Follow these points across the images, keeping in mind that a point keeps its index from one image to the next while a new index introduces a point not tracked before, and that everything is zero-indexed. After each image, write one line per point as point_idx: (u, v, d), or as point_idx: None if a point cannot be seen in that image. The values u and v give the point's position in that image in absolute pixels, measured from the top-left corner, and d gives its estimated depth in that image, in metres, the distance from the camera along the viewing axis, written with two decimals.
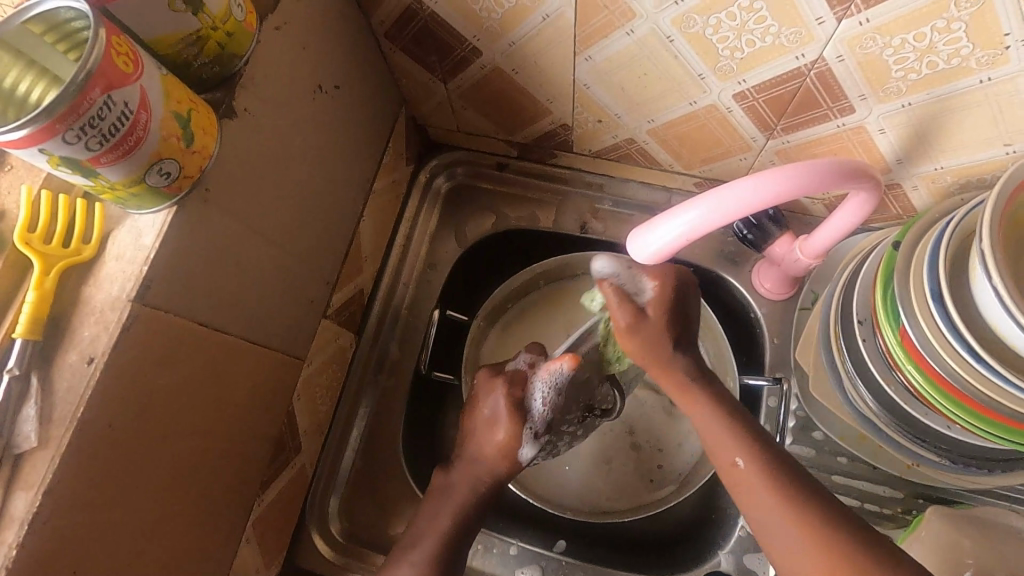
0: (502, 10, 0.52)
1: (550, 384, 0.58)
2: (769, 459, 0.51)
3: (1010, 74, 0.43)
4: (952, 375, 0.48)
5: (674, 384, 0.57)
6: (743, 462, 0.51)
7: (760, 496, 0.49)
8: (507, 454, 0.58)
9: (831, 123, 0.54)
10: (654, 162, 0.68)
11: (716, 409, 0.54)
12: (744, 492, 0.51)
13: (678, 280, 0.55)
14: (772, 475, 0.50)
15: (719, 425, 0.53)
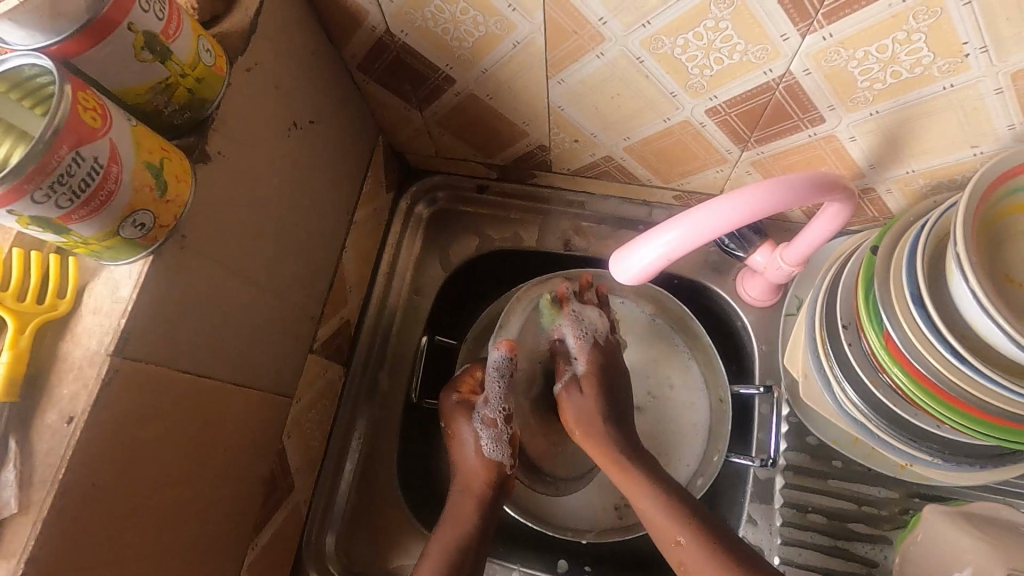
0: (473, 38, 0.52)
1: (497, 372, 0.62)
2: (706, 528, 0.55)
3: (971, 80, 0.44)
4: (936, 375, 0.48)
5: (609, 463, 0.61)
6: (682, 537, 0.55)
7: (693, 558, 0.55)
8: (474, 451, 0.62)
9: (803, 134, 0.55)
10: (632, 178, 0.69)
11: (659, 491, 0.58)
12: (688, 569, 0.55)
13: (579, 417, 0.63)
14: (713, 555, 0.54)
15: (653, 499, 0.57)
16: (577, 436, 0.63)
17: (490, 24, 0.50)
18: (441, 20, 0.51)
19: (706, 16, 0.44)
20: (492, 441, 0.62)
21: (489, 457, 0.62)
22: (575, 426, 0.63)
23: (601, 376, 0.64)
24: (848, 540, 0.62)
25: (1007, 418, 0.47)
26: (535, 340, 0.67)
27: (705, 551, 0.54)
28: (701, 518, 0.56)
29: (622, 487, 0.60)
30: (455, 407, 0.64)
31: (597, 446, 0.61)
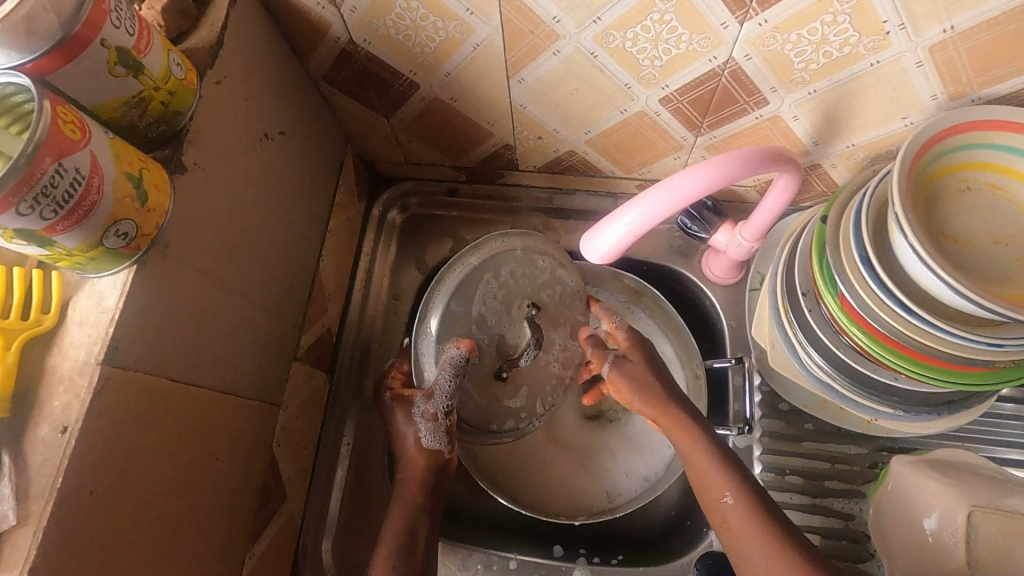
0: (434, 43, 0.54)
1: (449, 371, 0.53)
2: (759, 500, 0.51)
3: (894, 55, 0.48)
4: (890, 329, 0.52)
5: (671, 422, 0.58)
6: (732, 502, 0.52)
7: (744, 537, 0.50)
8: (413, 440, 0.60)
9: (750, 116, 0.58)
10: (596, 171, 0.72)
11: (713, 446, 0.56)
12: (736, 531, 0.51)
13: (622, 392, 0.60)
14: (762, 517, 0.50)
15: (710, 463, 0.54)
16: (635, 406, 0.60)
17: (450, 28, 0.52)
18: (402, 27, 0.53)
19: (652, 9, 0.47)
20: (430, 433, 0.58)
21: (426, 446, 0.59)
22: (630, 393, 0.60)
23: (645, 349, 0.62)
24: (825, 497, 0.65)
25: (956, 363, 0.51)
26: (466, 325, 0.56)
27: (750, 514, 0.51)
28: (753, 485, 0.53)
29: (682, 450, 0.56)
30: (393, 403, 0.62)
31: (642, 402, 0.60)
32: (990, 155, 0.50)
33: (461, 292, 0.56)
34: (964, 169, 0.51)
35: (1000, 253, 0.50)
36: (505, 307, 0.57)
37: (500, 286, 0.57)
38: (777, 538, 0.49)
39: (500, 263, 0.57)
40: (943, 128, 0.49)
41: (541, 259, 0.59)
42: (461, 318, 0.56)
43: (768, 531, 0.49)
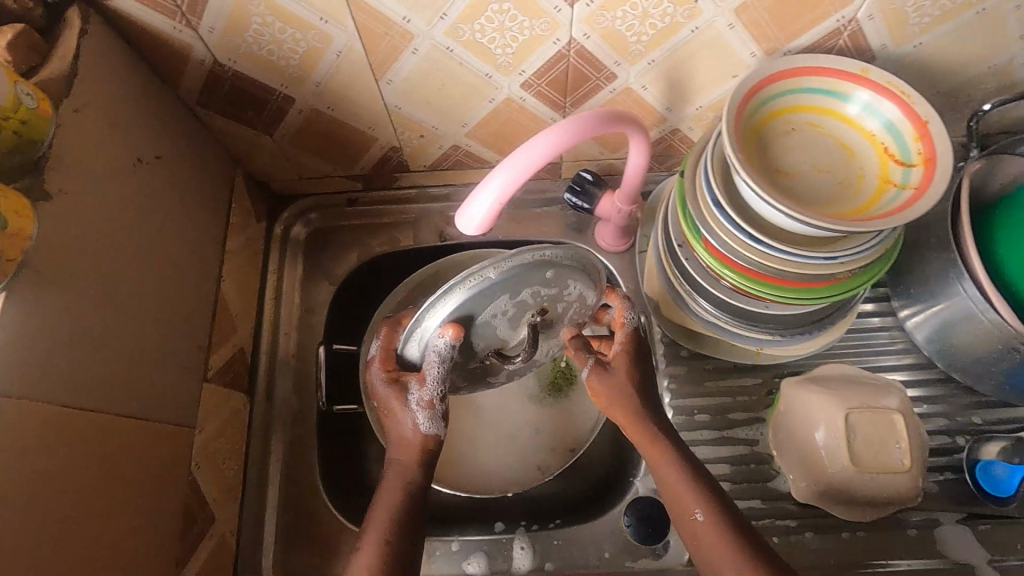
0: (298, 54, 0.57)
1: (436, 359, 0.52)
2: (728, 517, 0.55)
3: (708, 21, 0.55)
4: (749, 261, 0.58)
5: (642, 436, 0.59)
6: (703, 516, 0.55)
7: (714, 549, 0.54)
8: (410, 428, 0.56)
9: (604, 91, 0.64)
10: (483, 162, 0.76)
11: (679, 459, 0.58)
12: (705, 547, 0.55)
13: (606, 395, 0.60)
14: (734, 535, 0.54)
15: (685, 481, 0.57)
16: (608, 410, 0.61)
17: (309, 38, 0.55)
18: (263, 42, 0.55)
19: (490, 0, 0.52)
20: (429, 421, 0.56)
21: (423, 432, 0.56)
22: (608, 399, 0.60)
23: (634, 351, 0.61)
24: (732, 428, 0.71)
25: (808, 281, 0.57)
26: (468, 328, 0.53)
27: (720, 532, 0.54)
28: (720, 500, 0.56)
29: (652, 459, 0.59)
30: (386, 388, 0.56)
31: (618, 408, 0.60)
32: (803, 97, 0.57)
33: (468, 305, 0.50)
34: (788, 112, 0.58)
35: (824, 180, 0.57)
36: (517, 313, 0.53)
37: (513, 299, 0.52)
38: (735, 550, 0.53)
39: (519, 285, 0.50)
40: (761, 79, 0.56)
41: (552, 274, 0.51)
42: (463, 322, 0.52)
43: (736, 543, 0.54)
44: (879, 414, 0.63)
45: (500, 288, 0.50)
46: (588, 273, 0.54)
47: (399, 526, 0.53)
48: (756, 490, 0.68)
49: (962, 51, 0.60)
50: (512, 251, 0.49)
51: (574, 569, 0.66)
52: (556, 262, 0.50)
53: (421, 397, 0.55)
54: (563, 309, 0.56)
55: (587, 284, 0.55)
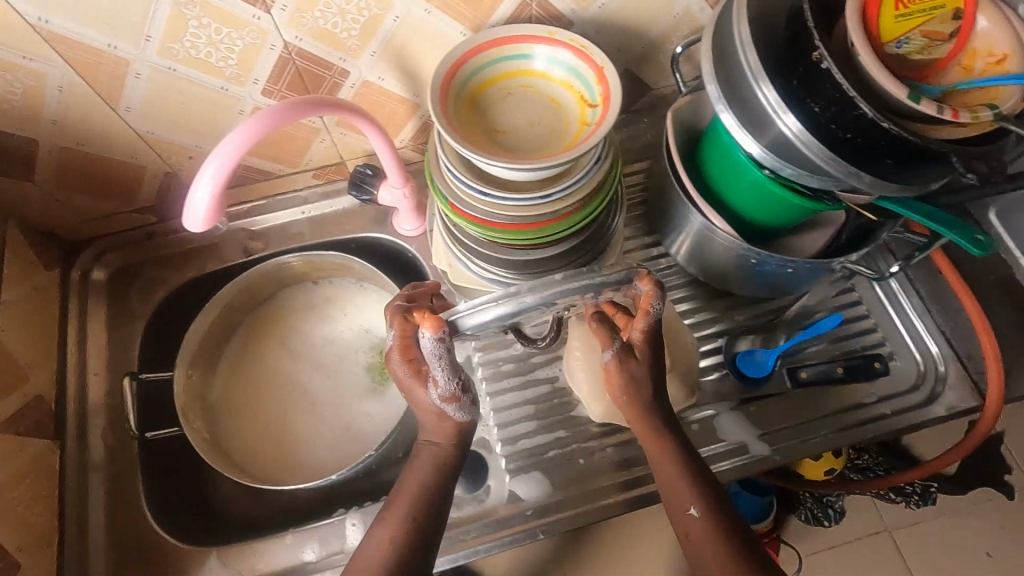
0: (18, 95, 0.59)
1: (438, 357, 0.55)
2: (718, 515, 0.58)
3: (403, 10, 0.62)
4: (489, 213, 0.66)
5: (643, 429, 0.63)
6: (707, 516, 0.58)
7: (704, 548, 0.56)
8: (433, 399, 0.59)
9: (346, 87, 0.69)
10: (267, 174, 0.80)
11: (680, 453, 0.62)
12: (697, 545, 0.57)
13: (619, 381, 0.62)
14: (727, 537, 0.56)
15: (682, 477, 0.60)
16: (621, 401, 0.63)
17: (21, 78, 0.57)
18: None
19: (186, 17, 0.56)
20: (459, 409, 0.60)
21: (456, 419, 0.60)
22: (624, 395, 0.62)
23: (655, 341, 0.62)
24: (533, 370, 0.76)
25: (543, 221, 0.66)
26: (482, 330, 0.55)
27: (710, 530, 0.57)
28: (712, 493, 0.59)
29: (650, 452, 0.63)
30: (411, 378, 0.58)
31: (630, 402, 0.63)
32: (512, 64, 0.65)
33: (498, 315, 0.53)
34: (502, 79, 0.65)
35: (538, 132, 0.64)
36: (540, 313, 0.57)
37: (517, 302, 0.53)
38: (727, 549, 0.55)
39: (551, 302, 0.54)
40: (468, 51, 0.63)
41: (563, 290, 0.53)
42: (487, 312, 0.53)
43: (729, 554, 0.55)
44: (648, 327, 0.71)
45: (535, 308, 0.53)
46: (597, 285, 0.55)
47: (408, 538, 0.56)
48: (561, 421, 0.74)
49: (640, 6, 0.70)
50: (556, 282, 0.53)
51: None
52: (603, 286, 0.55)
53: (445, 390, 0.58)
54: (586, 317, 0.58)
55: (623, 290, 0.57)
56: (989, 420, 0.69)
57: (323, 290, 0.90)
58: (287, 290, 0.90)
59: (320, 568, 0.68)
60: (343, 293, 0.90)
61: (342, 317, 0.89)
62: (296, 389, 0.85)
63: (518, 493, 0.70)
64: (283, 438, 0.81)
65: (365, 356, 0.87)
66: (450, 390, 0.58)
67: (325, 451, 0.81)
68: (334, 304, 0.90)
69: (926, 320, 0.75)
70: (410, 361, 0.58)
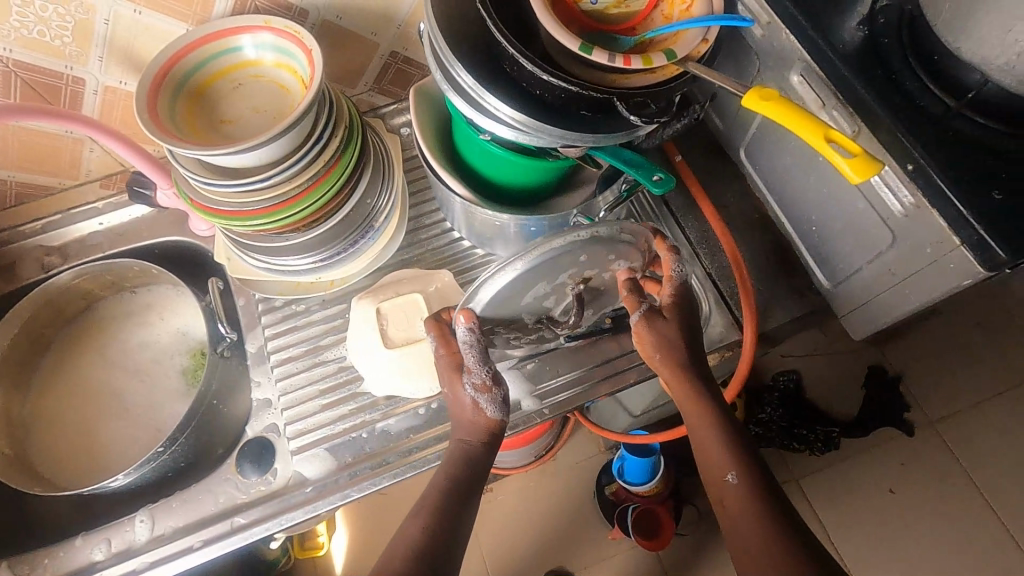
0: None
1: (469, 345, 0.63)
2: (760, 483, 0.59)
3: (109, 12, 0.63)
4: (228, 203, 0.66)
5: (684, 395, 0.65)
6: (742, 476, 0.60)
7: (745, 531, 0.57)
8: (469, 398, 0.65)
9: (89, 94, 0.71)
10: (47, 187, 0.81)
11: (716, 420, 0.64)
12: (730, 509, 0.59)
13: (651, 346, 0.65)
14: (762, 502, 0.58)
15: (716, 439, 0.62)
16: (657, 362, 0.66)
17: None
18: None
19: None
20: (490, 403, 0.65)
21: (486, 411, 0.65)
22: (657, 352, 0.65)
23: (682, 303, 0.66)
24: (321, 354, 0.79)
25: (284, 204, 0.67)
26: (510, 300, 0.63)
27: (746, 497, 0.59)
28: (749, 460, 0.61)
29: (690, 420, 0.65)
30: (447, 372, 0.65)
31: (667, 361, 0.65)
32: (235, 56, 0.66)
33: (530, 276, 0.60)
34: (228, 71, 0.67)
35: (262, 118, 0.67)
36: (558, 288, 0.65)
37: (551, 283, 0.64)
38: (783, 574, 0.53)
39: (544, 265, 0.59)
40: (184, 47, 0.63)
41: (607, 252, 0.62)
42: (510, 300, 0.63)
43: (760, 513, 0.57)
44: (404, 300, 0.76)
45: (530, 269, 0.59)
46: (630, 252, 0.64)
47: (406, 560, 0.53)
48: (348, 397, 0.76)
49: None
50: (537, 246, 0.58)
51: (187, 523, 0.71)
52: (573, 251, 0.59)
53: (476, 379, 0.64)
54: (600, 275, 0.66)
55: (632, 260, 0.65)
56: (747, 351, 0.72)
57: (139, 297, 0.91)
58: (99, 302, 0.90)
59: (106, 566, 0.69)
60: (157, 299, 0.91)
61: (155, 323, 0.90)
62: (106, 396, 0.85)
63: (303, 473, 0.73)
64: (92, 448, 0.82)
65: (180, 360, 0.88)
66: (477, 363, 0.64)
67: (135, 456, 0.82)
68: (147, 311, 0.90)
69: (695, 265, 0.78)
70: (472, 364, 0.64)
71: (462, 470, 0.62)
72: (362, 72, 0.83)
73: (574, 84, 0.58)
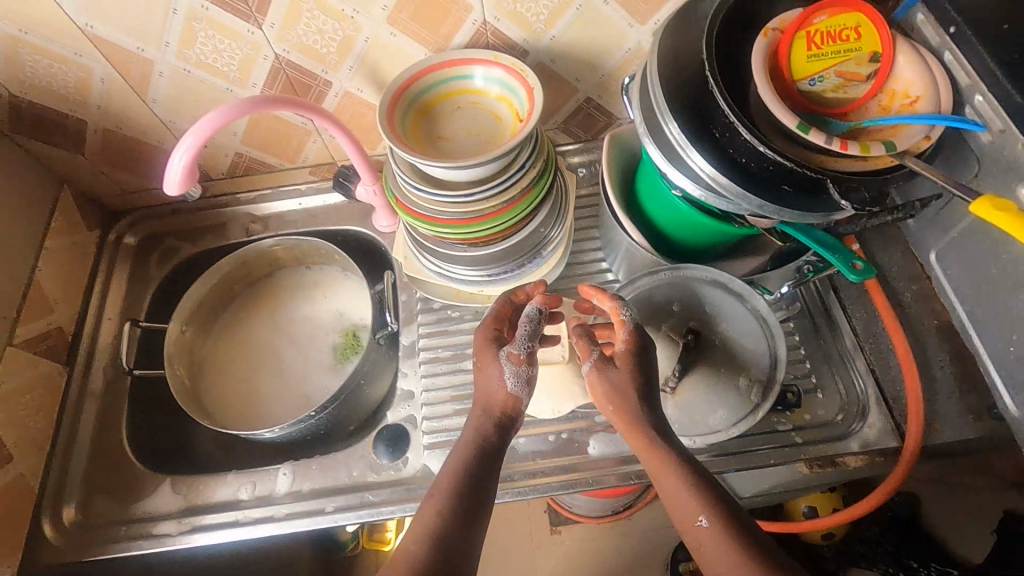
0: (72, 83, 0.75)
1: (526, 321, 0.66)
2: (732, 523, 0.52)
3: (372, 32, 0.73)
4: (428, 209, 0.73)
5: (640, 443, 0.59)
6: (706, 521, 0.52)
7: (717, 557, 0.51)
8: (497, 384, 0.65)
9: (331, 95, 0.82)
10: (270, 167, 0.93)
11: (678, 463, 0.56)
12: (704, 553, 0.52)
13: (604, 387, 0.62)
14: (730, 545, 0.51)
15: (682, 485, 0.55)
16: (608, 411, 0.62)
17: (76, 71, 0.73)
18: (43, 74, 0.73)
19: (197, 30, 0.71)
20: (513, 377, 0.64)
21: (512, 390, 0.64)
22: (607, 402, 0.62)
23: (636, 353, 0.63)
24: (464, 362, 0.84)
25: (476, 219, 0.73)
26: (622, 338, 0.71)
27: (719, 544, 0.51)
28: (721, 502, 0.54)
29: (649, 466, 0.58)
30: (482, 354, 0.67)
31: (615, 406, 0.61)
32: (462, 83, 0.74)
33: (635, 308, 0.72)
34: (455, 95, 0.75)
35: (474, 140, 0.74)
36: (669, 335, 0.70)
37: (654, 328, 0.71)
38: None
39: (647, 299, 0.72)
40: (422, 70, 0.71)
41: (708, 304, 0.71)
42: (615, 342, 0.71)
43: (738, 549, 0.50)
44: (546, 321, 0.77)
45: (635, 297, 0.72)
46: (736, 315, 0.70)
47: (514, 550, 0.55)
48: None
49: (591, 39, 0.78)
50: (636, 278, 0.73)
51: (323, 487, 0.77)
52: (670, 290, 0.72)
53: (512, 356, 0.65)
54: (711, 336, 0.69)
55: (739, 327, 0.70)
56: (905, 462, 0.67)
57: (313, 274, 1.02)
58: (281, 270, 1.01)
59: (249, 506, 0.77)
60: (328, 278, 1.01)
61: (322, 298, 1.00)
62: (269, 354, 0.95)
63: (431, 468, 0.77)
64: (252, 398, 0.92)
65: (335, 336, 0.97)
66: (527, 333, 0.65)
67: (283, 413, 0.90)
68: (318, 287, 1.00)
69: (857, 360, 0.75)
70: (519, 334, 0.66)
71: (470, 452, 0.60)
72: (555, 113, 0.90)
73: (789, 160, 0.59)
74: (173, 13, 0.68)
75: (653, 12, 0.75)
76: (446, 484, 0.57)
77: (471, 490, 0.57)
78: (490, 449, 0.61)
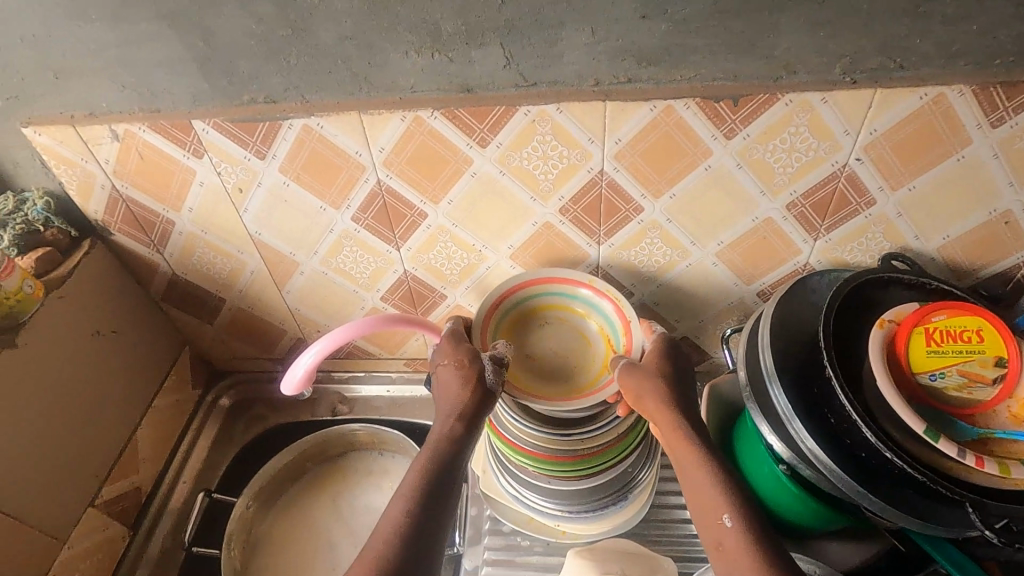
0: (225, 273, 0.85)
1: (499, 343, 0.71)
2: (755, 531, 0.58)
3: (494, 262, 0.80)
4: (521, 439, 0.73)
5: (675, 438, 0.66)
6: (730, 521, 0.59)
7: (738, 558, 0.57)
8: (464, 385, 0.68)
9: (442, 305, 0.88)
10: (369, 353, 0.98)
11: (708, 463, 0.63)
12: (728, 553, 0.58)
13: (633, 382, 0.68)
14: (752, 550, 0.57)
15: (710, 484, 0.62)
16: (639, 404, 0.68)
17: (234, 263, 0.83)
18: (206, 262, 0.83)
19: (343, 246, 0.80)
20: (490, 374, 0.68)
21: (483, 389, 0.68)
22: (640, 397, 0.67)
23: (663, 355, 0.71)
24: None
25: (567, 456, 0.73)
26: None
27: (745, 542, 0.57)
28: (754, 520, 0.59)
29: (683, 465, 0.65)
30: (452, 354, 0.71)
31: (650, 397, 0.67)
32: (551, 300, 0.77)
33: None
34: (544, 310, 0.78)
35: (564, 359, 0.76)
36: None
37: None
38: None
39: None
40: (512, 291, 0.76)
41: None
42: None
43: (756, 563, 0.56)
44: None
45: None
46: None
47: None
48: None
49: (698, 289, 0.81)
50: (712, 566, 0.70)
51: None
52: None
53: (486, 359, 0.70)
54: None
55: None
56: None
57: (382, 460, 0.99)
58: (353, 453, 0.99)
59: None
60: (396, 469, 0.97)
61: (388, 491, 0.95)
62: (324, 546, 0.90)
63: None
64: None
65: None
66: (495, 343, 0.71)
67: None
68: (384, 476, 0.97)
69: None
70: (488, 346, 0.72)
71: (438, 461, 0.64)
72: None
73: (922, 472, 0.56)
74: (329, 232, 0.78)
75: (761, 275, 0.78)
76: (410, 489, 0.62)
77: (433, 498, 0.62)
78: (458, 451, 0.65)
